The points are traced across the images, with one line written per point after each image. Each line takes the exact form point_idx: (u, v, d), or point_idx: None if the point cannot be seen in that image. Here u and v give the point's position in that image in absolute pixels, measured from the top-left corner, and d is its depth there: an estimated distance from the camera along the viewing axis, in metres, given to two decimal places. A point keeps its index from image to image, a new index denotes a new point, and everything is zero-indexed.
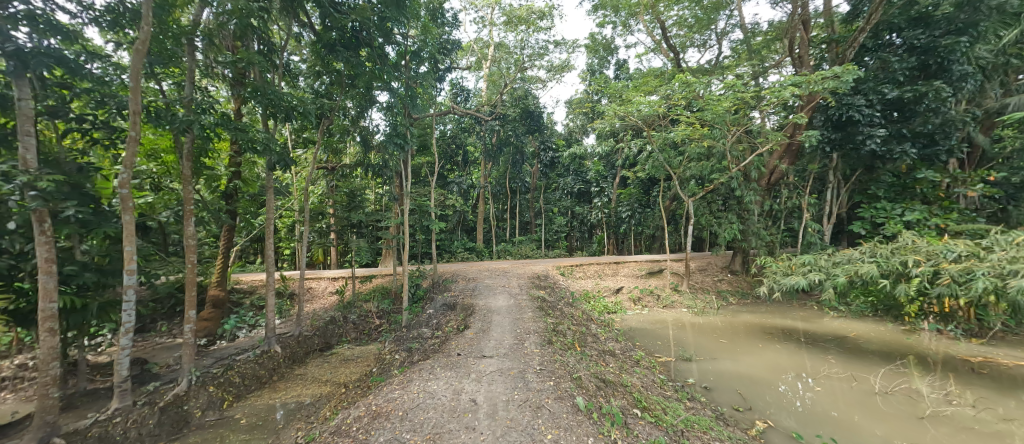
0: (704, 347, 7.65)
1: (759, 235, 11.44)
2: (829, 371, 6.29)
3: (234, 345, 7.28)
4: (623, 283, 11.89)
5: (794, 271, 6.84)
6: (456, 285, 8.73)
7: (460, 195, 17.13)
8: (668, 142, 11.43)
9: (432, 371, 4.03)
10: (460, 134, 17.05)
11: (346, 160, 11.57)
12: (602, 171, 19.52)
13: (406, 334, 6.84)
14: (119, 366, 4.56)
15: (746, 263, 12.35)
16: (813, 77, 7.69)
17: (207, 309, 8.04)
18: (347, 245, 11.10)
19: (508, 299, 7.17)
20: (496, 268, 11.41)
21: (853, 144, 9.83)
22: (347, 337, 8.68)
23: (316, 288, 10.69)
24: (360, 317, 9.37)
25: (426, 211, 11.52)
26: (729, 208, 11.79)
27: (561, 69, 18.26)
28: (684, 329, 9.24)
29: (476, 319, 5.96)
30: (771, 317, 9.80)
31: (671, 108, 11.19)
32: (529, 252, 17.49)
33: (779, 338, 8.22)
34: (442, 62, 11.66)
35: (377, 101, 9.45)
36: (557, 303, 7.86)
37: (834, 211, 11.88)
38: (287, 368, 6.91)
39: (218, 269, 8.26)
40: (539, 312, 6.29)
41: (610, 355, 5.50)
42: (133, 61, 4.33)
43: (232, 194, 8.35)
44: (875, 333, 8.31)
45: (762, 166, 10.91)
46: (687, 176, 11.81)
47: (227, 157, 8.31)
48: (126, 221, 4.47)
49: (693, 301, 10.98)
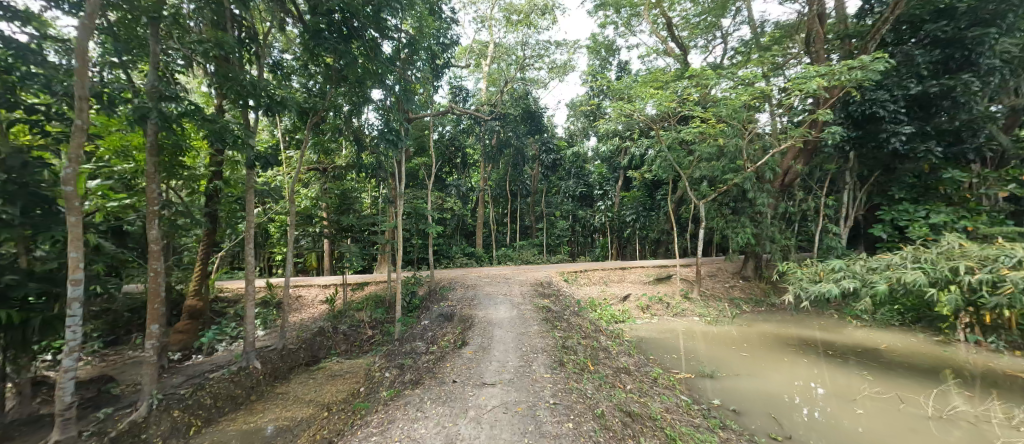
0: (724, 361, 7.04)
1: (773, 239, 10.89)
2: (866, 389, 5.69)
3: (210, 361, 6.64)
4: (630, 289, 11.32)
5: (824, 278, 6.23)
6: (453, 294, 8.12)
7: (460, 198, 16.60)
8: (677, 141, 10.91)
9: (421, 407, 3.41)
10: (459, 136, 16.53)
11: (339, 161, 11.01)
12: (605, 173, 18.99)
13: (397, 349, 6.22)
14: (61, 393, 3.91)
15: (759, 269, 11.78)
16: (838, 69, 7.13)
17: (184, 320, 7.44)
18: (340, 251, 10.49)
19: (511, 309, 6.58)
20: (497, 275, 10.80)
21: (876, 142, 9.39)
22: (336, 349, 8.09)
23: (305, 296, 10.05)
24: (351, 327, 8.75)
25: (423, 214, 10.95)
26: (741, 211, 11.26)
27: (562, 69, 17.78)
28: (698, 340, 8.62)
29: (475, 334, 5.35)
30: (789, 327, 9.20)
31: (680, 106, 10.67)
32: (531, 258, 16.90)
33: (804, 350, 7.63)
34: (440, 59, 11.16)
35: (370, 97, 8.88)
36: (563, 312, 7.27)
37: (851, 214, 11.32)
38: (268, 386, 6.29)
39: (197, 277, 7.67)
40: (546, 325, 5.67)
41: (625, 374, 4.89)
42: (77, 39, 3.72)
43: (212, 196, 7.75)
44: (905, 344, 7.71)
45: (777, 167, 10.39)
46: (696, 177, 11.28)
47: (208, 156, 7.72)
48: (72, 224, 3.87)
49: (704, 310, 10.40)
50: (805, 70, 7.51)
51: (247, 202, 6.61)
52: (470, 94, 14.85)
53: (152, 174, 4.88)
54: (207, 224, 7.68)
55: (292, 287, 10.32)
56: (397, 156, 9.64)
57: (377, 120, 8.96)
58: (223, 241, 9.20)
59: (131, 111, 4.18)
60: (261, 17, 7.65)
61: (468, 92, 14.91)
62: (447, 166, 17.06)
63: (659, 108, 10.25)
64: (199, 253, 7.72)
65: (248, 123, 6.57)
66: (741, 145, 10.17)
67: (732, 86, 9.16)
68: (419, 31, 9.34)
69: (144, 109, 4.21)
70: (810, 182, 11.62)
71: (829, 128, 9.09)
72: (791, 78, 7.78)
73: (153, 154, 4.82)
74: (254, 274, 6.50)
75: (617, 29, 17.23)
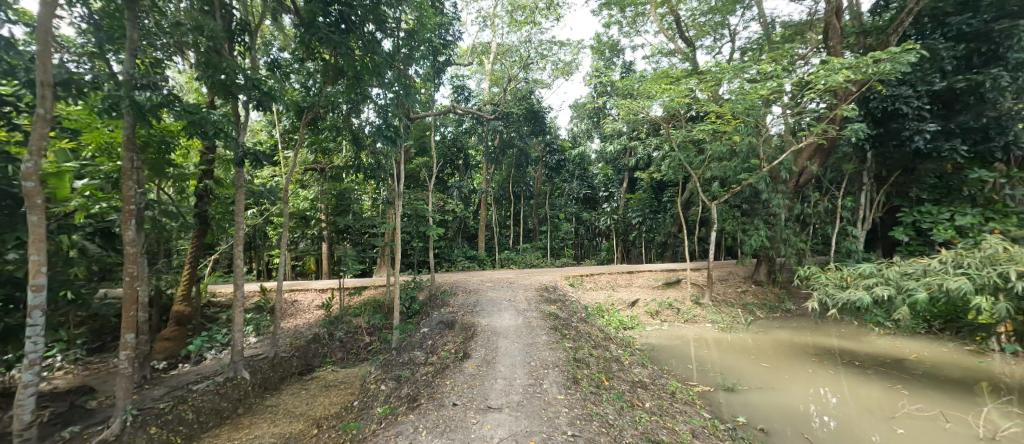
0: (744, 372, 6.61)
1: (787, 242, 10.47)
2: (903, 406, 5.25)
3: (196, 370, 6.26)
4: (639, 294, 10.88)
5: (854, 284, 5.82)
6: (454, 299, 7.73)
7: (461, 200, 16.19)
8: (687, 140, 10.50)
9: (414, 436, 2.99)
10: (461, 136, 16.18)
11: (337, 161, 10.65)
12: (610, 175, 18.57)
13: (394, 359, 5.82)
14: (20, 411, 3.54)
15: (773, 273, 11.34)
16: (864, 61, 6.71)
17: (171, 327, 7.08)
18: (337, 254, 10.13)
19: (516, 316, 6.17)
20: (499, 279, 10.40)
21: (898, 140, 8.97)
22: (331, 357, 7.73)
23: (301, 301, 9.65)
24: (348, 334, 8.37)
25: (424, 216, 10.57)
26: (754, 213, 10.83)
27: (566, 69, 17.41)
28: (713, 349, 8.16)
29: (478, 344, 4.95)
30: (808, 335, 8.75)
31: (690, 103, 10.28)
32: (534, 261, 16.44)
33: (828, 360, 7.17)
34: (441, 56, 10.81)
35: (368, 95, 8.51)
36: (571, 319, 6.86)
37: (869, 216, 10.86)
38: (257, 398, 5.90)
39: (186, 281, 7.32)
40: (554, 335, 5.27)
41: (641, 390, 4.48)
42: (39, 19, 3.37)
43: (203, 196, 7.41)
44: (935, 354, 7.25)
45: (792, 167, 9.97)
46: (707, 178, 10.86)
47: (199, 155, 7.39)
48: (34, 223, 3.51)
49: (716, 316, 9.97)
50: (827, 63, 7.10)
51: (237, 201, 6.20)
52: (473, 93, 14.63)
53: (128, 171, 4.50)
54: (197, 227, 7.34)
55: (286, 291, 9.96)
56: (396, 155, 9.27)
57: (375, 118, 8.57)
58: (216, 244, 8.86)
59: (99, 99, 3.77)
60: (256, 8, 7.31)
61: (470, 91, 14.68)
62: (448, 168, 16.67)
63: (669, 104, 9.89)
64: (190, 256, 7.40)
65: (239, 119, 6.21)
66: (755, 144, 9.78)
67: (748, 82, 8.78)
68: (418, 27, 8.97)
69: (114, 98, 3.82)
70: (826, 183, 11.19)
71: (850, 126, 8.67)
72: (812, 72, 7.35)
73: (130, 149, 4.45)
74: (243, 279, 6.12)
75: (622, 29, 16.90)
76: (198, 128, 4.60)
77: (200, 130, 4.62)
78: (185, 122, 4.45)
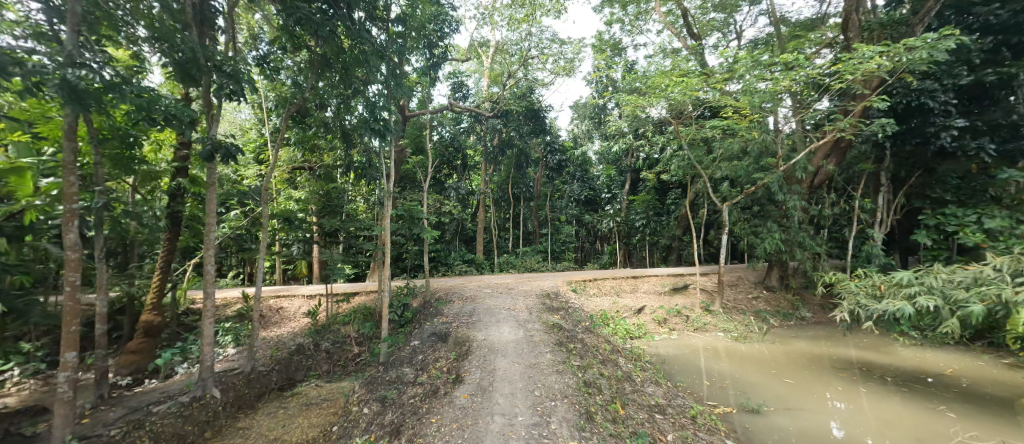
0: (767, 390, 6.04)
1: (802, 245, 9.94)
2: (954, 433, 4.69)
3: (162, 387, 5.65)
4: (645, 300, 10.32)
5: (892, 295, 5.26)
6: (448, 308, 7.16)
7: (459, 202, 15.62)
8: (697, 138, 10.00)
9: None
10: (459, 135, 15.82)
11: (327, 160, 10.07)
12: (612, 175, 18.04)
13: (380, 376, 5.25)
14: None
15: (785, 279, 10.80)
16: (897, 48, 6.15)
17: (137, 338, 6.47)
18: (325, 258, 9.56)
19: (516, 328, 5.61)
20: (498, 284, 9.82)
21: (921, 138, 8.44)
22: (316, 371, 7.11)
23: (287, 309, 9.04)
24: (335, 345, 7.79)
25: (418, 218, 10.00)
26: (766, 215, 10.31)
27: (567, 67, 16.89)
28: (728, 360, 7.62)
29: (474, 365, 4.35)
30: (829, 346, 8.19)
31: (700, 98, 9.77)
32: (534, 265, 15.73)
33: (857, 376, 6.60)
34: (437, 48, 10.17)
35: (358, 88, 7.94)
36: (575, 331, 6.30)
37: (888, 218, 10.29)
38: (228, 419, 5.24)
39: (156, 288, 6.70)
40: (560, 352, 4.71)
41: (661, 418, 3.91)
42: None
43: (176, 195, 6.83)
44: (971, 368, 6.69)
45: (808, 166, 9.44)
46: (716, 178, 10.33)
47: (172, 149, 6.81)
48: None
49: (728, 324, 9.43)
50: (855, 51, 6.53)
51: (208, 200, 5.59)
52: (471, 91, 14.23)
53: (71, 166, 3.90)
54: (168, 229, 6.75)
55: (272, 297, 9.37)
56: (386, 153, 8.67)
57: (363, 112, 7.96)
58: (194, 247, 8.28)
59: (10, 69, 3.11)
60: None
61: (468, 88, 14.26)
62: (445, 168, 16.10)
63: (680, 99, 9.34)
64: (160, 261, 6.80)
65: (211, 112, 5.63)
66: (768, 142, 9.26)
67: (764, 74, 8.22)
68: (411, 17, 8.38)
69: (35, 72, 3.19)
70: (842, 183, 10.64)
71: (872, 122, 8.11)
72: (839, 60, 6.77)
73: (72, 139, 3.86)
74: (214, 287, 5.51)
75: (624, 27, 16.42)
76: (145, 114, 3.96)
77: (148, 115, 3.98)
78: (129, 105, 3.81)
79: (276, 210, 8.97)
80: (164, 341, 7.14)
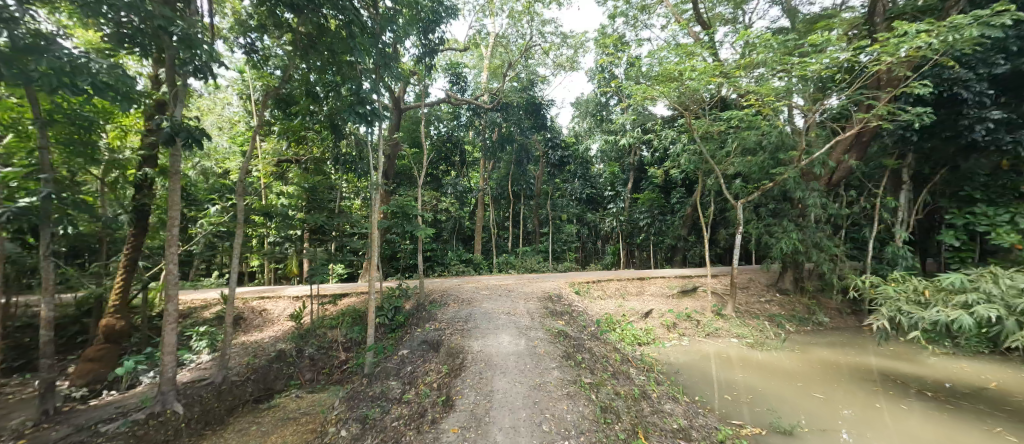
0: (796, 406, 5.43)
1: (821, 246, 9.34)
2: None
3: (120, 401, 5.04)
4: (653, 303, 9.74)
5: (940, 302, 4.70)
6: (442, 312, 6.53)
7: (456, 199, 15.01)
8: (710, 130, 9.37)
9: None
10: (457, 131, 15.27)
11: (316, 152, 9.45)
12: (616, 173, 17.49)
13: (362, 391, 4.64)
14: None
15: (800, 281, 10.24)
16: (942, 27, 5.62)
17: (96, 345, 5.84)
18: (310, 256, 8.86)
19: (516, 338, 5.00)
20: (496, 285, 9.17)
21: (953, 131, 7.80)
22: (297, 379, 6.58)
23: (271, 311, 8.44)
24: (320, 351, 7.20)
25: (412, 215, 9.37)
26: (781, 213, 9.73)
27: (569, 63, 16.35)
28: (746, 370, 7.04)
29: (468, 384, 3.74)
30: (854, 355, 7.64)
31: (713, 88, 9.14)
32: (535, 265, 15.06)
33: (892, 390, 6.03)
34: (433, 33, 9.53)
35: (345, 69, 7.29)
36: (582, 339, 5.72)
37: (912, 217, 9.66)
38: (190, 439, 4.58)
39: (118, 289, 6.04)
40: (567, 368, 4.11)
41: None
42: None
43: (142, 186, 6.19)
44: (1016, 381, 6.14)
45: (828, 162, 8.86)
46: (729, 174, 9.71)
47: (137, 135, 6.16)
48: None
49: (741, 329, 8.87)
50: (894, 30, 6.03)
51: (170, 190, 4.95)
52: (469, 83, 13.61)
53: None
54: (133, 224, 6.12)
55: (255, 299, 8.75)
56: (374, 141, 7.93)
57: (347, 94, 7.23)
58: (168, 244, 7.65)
59: None
60: None
61: (466, 81, 13.64)
62: (443, 164, 15.48)
63: (693, 89, 8.76)
64: (125, 259, 6.17)
65: (174, 90, 5.00)
66: (786, 135, 8.66)
67: (785, 61, 7.64)
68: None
69: None
70: (861, 180, 10.05)
71: (908, 110, 7.35)
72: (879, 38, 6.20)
73: None
74: (177, 289, 4.88)
75: (629, 20, 15.79)
76: (64, 77, 3.35)
77: (68, 79, 3.37)
78: (45, 66, 3.22)
79: (255, 203, 8.22)
80: (130, 346, 6.53)
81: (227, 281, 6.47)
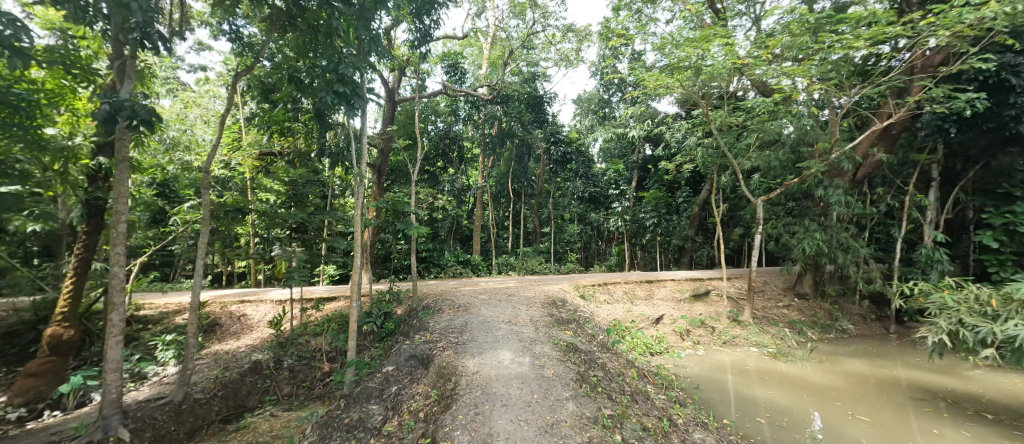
0: (847, 434, 4.71)
1: (845, 247, 8.67)
2: None
3: (61, 426, 4.35)
4: (663, 308, 9.08)
5: (1015, 314, 4.09)
6: (435, 320, 5.84)
7: (454, 196, 14.30)
8: (726, 122, 8.70)
9: None
10: (455, 126, 14.58)
11: (302, 144, 8.75)
12: (620, 171, 16.62)
13: (337, 417, 3.97)
14: None
15: (820, 285, 9.60)
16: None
17: (40, 358, 5.18)
18: (286, 257, 7.76)
19: (519, 354, 4.33)
20: (494, 289, 8.45)
21: (997, 123, 7.05)
22: (274, 395, 5.87)
23: (250, 317, 7.78)
24: (301, 362, 6.50)
25: (404, 212, 8.68)
26: (802, 212, 9.08)
27: (572, 56, 15.63)
28: (773, 384, 6.36)
29: (461, 421, 3.06)
30: (891, 368, 6.99)
31: (730, 76, 8.48)
32: (535, 267, 14.27)
33: (947, 413, 5.38)
34: (429, 15, 8.68)
35: (323, 44, 6.34)
36: (594, 353, 5.02)
37: (943, 217, 8.93)
38: None
39: (66, 294, 5.39)
40: (583, 398, 3.44)
41: None
42: None
43: (95, 179, 5.49)
44: None
45: (854, 157, 8.20)
46: (746, 170, 9.04)
47: (89, 122, 5.47)
48: None
49: (760, 337, 8.23)
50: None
51: (116, 180, 4.23)
52: (467, 75, 12.94)
53: None
54: (86, 221, 5.46)
55: (235, 303, 8.04)
56: (362, 133, 6.77)
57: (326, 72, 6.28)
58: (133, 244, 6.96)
59: None
60: None
61: (465, 72, 12.95)
62: (440, 160, 14.78)
63: (711, 76, 8.08)
64: (76, 260, 5.49)
65: (121, 61, 4.31)
66: (810, 127, 8.00)
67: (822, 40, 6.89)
68: None
69: None
70: (887, 176, 9.39)
71: (957, 96, 6.58)
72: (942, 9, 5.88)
73: None
74: (124, 296, 4.19)
75: (635, 12, 15.19)
76: None
77: None
78: None
79: (227, 198, 7.34)
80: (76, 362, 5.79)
81: (194, 268, 5.67)
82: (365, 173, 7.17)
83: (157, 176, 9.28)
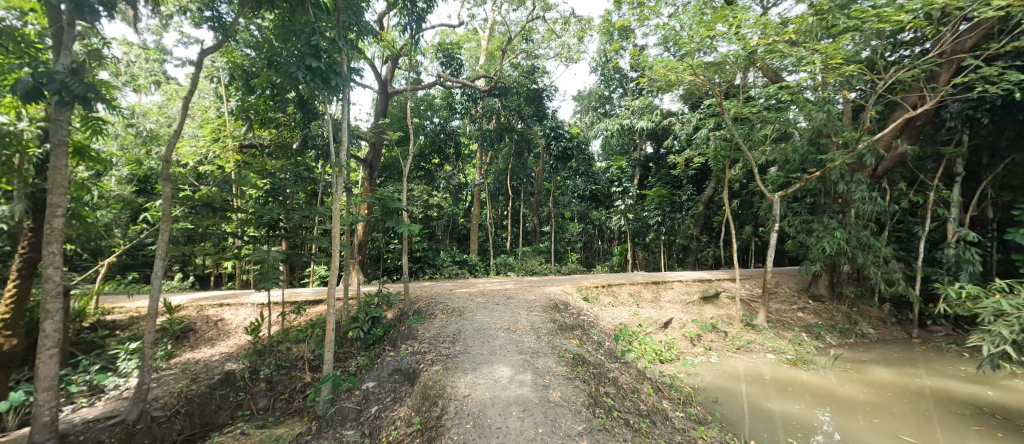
0: None
1: (865, 247, 8.15)
2: None
3: None
4: (672, 311, 8.53)
5: None
6: (426, 327, 5.25)
7: (450, 193, 13.72)
8: (740, 113, 8.16)
9: None
10: (451, 122, 13.99)
11: (286, 134, 8.15)
12: (624, 168, 15.30)
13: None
14: None
15: (837, 286, 9.07)
16: None
17: None
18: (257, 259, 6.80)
19: (519, 371, 3.77)
20: (493, 291, 7.87)
21: None
22: (247, 409, 5.27)
23: (229, 321, 7.22)
24: (279, 372, 5.91)
25: (395, 210, 8.10)
26: (818, 209, 8.56)
27: (572, 49, 15.10)
28: (796, 395, 5.75)
29: None
30: (924, 378, 6.40)
31: (744, 64, 7.97)
32: (536, 267, 13.71)
33: (999, 430, 4.77)
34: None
35: (295, 14, 5.49)
36: (605, 366, 4.46)
37: (969, 214, 8.40)
38: None
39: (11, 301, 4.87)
40: (596, 428, 2.90)
41: None
42: None
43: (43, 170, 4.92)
44: None
45: (876, 150, 7.68)
46: (760, 163, 8.50)
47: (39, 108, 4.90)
48: None
49: (777, 343, 7.69)
50: None
51: (51, 168, 3.65)
52: (464, 65, 12.35)
53: None
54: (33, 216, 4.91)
55: (213, 306, 7.49)
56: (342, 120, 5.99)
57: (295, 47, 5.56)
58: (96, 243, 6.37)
59: None
60: None
61: (462, 62, 12.36)
62: (435, 157, 14.19)
63: (724, 62, 7.57)
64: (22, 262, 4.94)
65: (57, 27, 3.75)
66: (830, 118, 7.48)
67: (857, 15, 6.28)
68: None
69: None
70: (907, 171, 8.87)
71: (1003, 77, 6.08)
72: None
73: None
74: (58, 303, 3.63)
75: None
76: None
77: None
78: None
79: (196, 191, 6.63)
80: (23, 373, 5.08)
81: (152, 271, 5.06)
82: (346, 163, 6.32)
83: (131, 170, 8.66)
